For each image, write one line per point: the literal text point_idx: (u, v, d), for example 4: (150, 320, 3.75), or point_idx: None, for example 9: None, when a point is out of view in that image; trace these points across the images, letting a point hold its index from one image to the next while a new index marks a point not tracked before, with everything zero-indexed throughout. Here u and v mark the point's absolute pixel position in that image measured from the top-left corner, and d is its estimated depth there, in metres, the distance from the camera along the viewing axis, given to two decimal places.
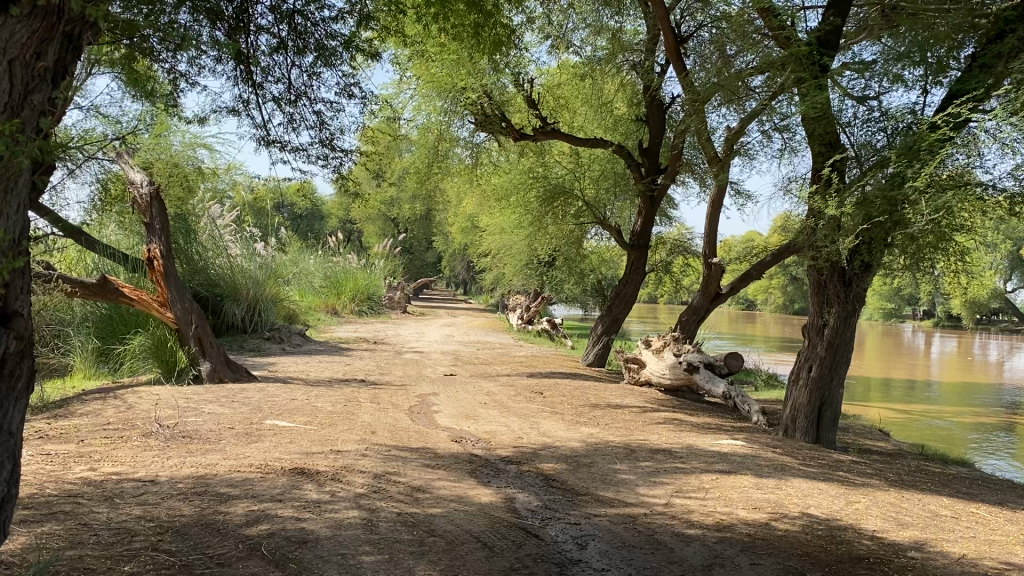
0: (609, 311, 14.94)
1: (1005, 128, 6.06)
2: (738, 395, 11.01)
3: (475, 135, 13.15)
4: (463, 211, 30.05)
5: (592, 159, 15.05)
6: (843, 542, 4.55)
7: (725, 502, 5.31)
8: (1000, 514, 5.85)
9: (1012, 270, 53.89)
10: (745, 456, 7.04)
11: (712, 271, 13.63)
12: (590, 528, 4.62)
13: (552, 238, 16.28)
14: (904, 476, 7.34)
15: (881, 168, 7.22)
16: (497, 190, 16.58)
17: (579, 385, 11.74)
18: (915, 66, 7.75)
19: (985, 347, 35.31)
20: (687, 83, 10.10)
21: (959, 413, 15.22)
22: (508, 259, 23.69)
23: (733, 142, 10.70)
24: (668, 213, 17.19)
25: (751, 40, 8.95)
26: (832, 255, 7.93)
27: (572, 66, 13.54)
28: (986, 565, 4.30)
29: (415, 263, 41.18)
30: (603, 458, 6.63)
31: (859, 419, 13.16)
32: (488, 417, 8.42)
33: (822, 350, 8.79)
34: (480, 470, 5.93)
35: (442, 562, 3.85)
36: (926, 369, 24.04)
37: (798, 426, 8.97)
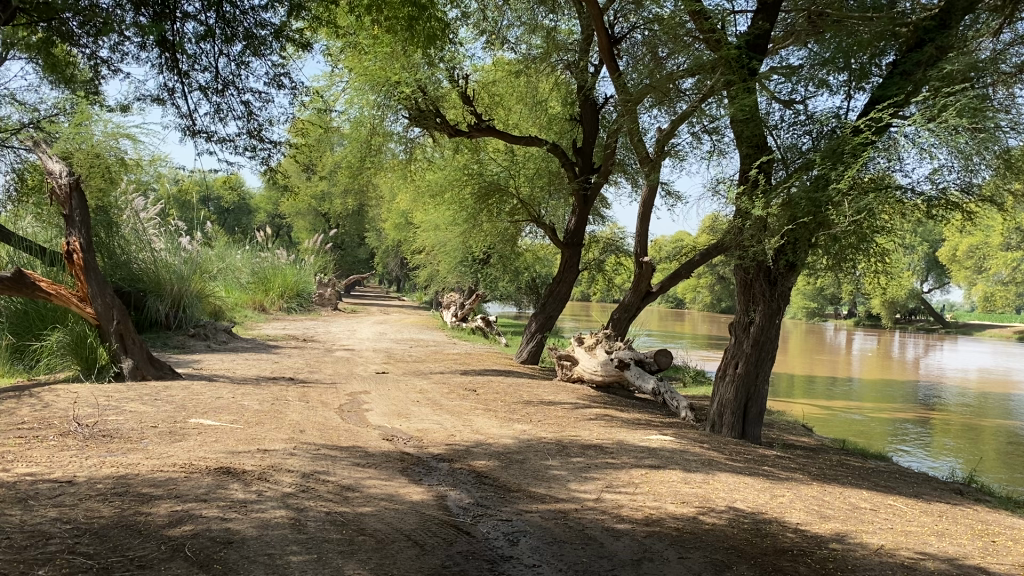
0: (543, 308, 14.98)
1: (923, 133, 6.30)
2: (667, 392, 11.20)
3: (409, 131, 13.05)
4: (397, 207, 29.80)
5: (527, 157, 15.06)
6: (768, 534, 4.65)
7: (655, 496, 5.39)
8: (916, 507, 6.07)
9: (929, 271, 55.97)
10: (674, 452, 7.14)
11: (644, 270, 13.81)
12: (522, 525, 4.63)
13: (486, 236, 16.27)
14: (826, 471, 7.56)
15: (806, 171, 7.40)
16: (431, 187, 16.48)
17: (512, 382, 11.76)
18: (840, 72, 7.94)
19: (904, 347, 35.64)
20: (620, 83, 10.21)
21: (878, 409, 15.81)
22: (442, 256, 23.54)
23: (665, 142, 10.84)
24: (601, 212, 17.35)
25: (683, 42, 9.07)
26: (759, 254, 8.11)
27: (507, 63, 13.57)
28: (903, 555, 4.45)
29: (347, 260, 40.70)
30: (535, 454, 6.65)
31: (785, 415, 13.53)
32: (420, 415, 8.37)
33: (748, 347, 8.98)
34: (411, 469, 5.88)
35: (371, 560, 3.81)
36: (847, 366, 24.84)
37: (725, 421, 9.15)
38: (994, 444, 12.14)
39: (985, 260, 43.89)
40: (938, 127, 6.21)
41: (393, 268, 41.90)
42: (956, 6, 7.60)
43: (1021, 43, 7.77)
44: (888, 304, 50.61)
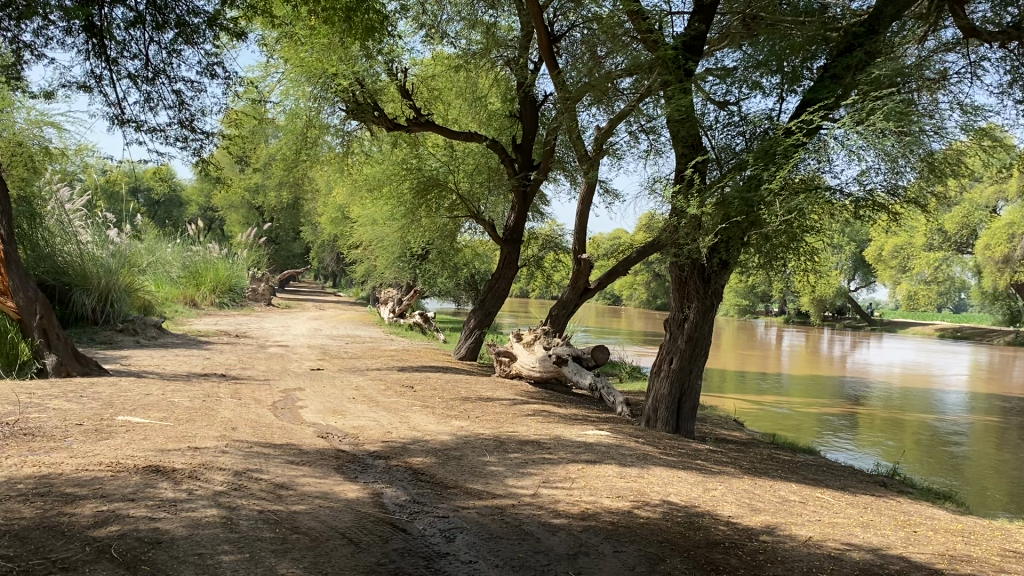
0: (482, 305, 14.97)
1: (852, 135, 6.48)
2: (604, 387, 11.33)
3: (347, 123, 12.88)
4: (333, 201, 29.46)
5: (466, 153, 15.07)
6: (700, 527, 4.73)
7: (591, 491, 5.44)
8: (842, 499, 6.25)
9: (855, 270, 57.68)
10: (610, 446, 7.22)
11: (582, 266, 13.89)
12: (459, 521, 4.62)
13: (425, 231, 16.20)
14: (757, 464, 7.72)
15: (739, 171, 7.53)
16: (368, 180, 16.31)
17: (450, 378, 11.75)
18: (773, 74, 8.10)
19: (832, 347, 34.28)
20: (559, 80, 10.26)
21: (807, 404, 16.20)
22: (379, 251, 23.32)
23: (603, 141, 10.94)
24: (541, 209, 17.41)
25: (621, 42, 9.14)
26: (693, 253, 8.24)
27: (446, 58, 13.50)
28: (830, 546, 4.57)
29: (281, 254, 40.05)
30: (472, 450, 6.64)
31: (718, 410, 13.78)
32: (356, 412, 8.30)
33: (683, 343, 9.13)
34: (347, 466, 5.82)
35: (306, 559, 3.76)
36: (778, 362, 25.43)
37: (659, 415, 9.28)
38: (916, 437, 12.56)
39: (909, 260, 45.48)
40: (867, 130, 6.40)
41: (328, 263, 41.44)
42: (883, 12, 7.84)
43: (944, 51, 8.05)
44: (817, 301, 52.05)
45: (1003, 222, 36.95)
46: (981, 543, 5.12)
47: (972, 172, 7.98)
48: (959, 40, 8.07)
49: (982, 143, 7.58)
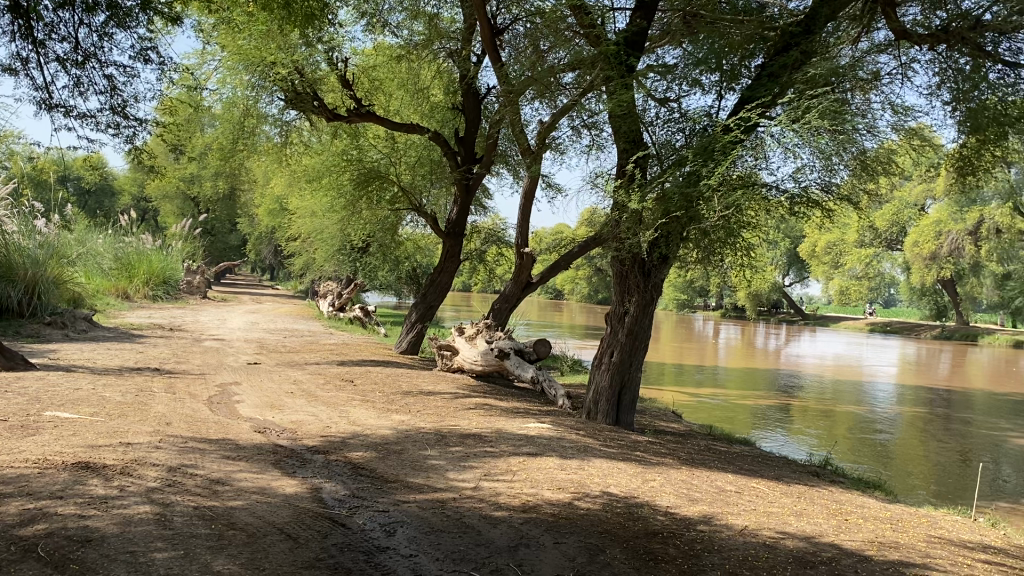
0: (424, 298, 14.89)
1: (788, 133, 6.62)
2: (546, 379, 11.46)
3: (285, 113, 12.65)
4: (271, 192, 29.01)
5: (408, 145, 15.12)
6: (639, 518, 4.79)
7: (532, 483, 5.46)
8: (777, 488, 6.39)
9: (790, 266, 59.04)
10: (551, 439, 7.26)
11: (525, 260, 13.91)
12: (399, 515, 4.59)
13: (365, 223, 16.06)
14: (694, 455, 7.85)
15: (678, 167, 7.63)
16: (307, 171, 16.08)
17: (391, 372, 11.67)
18: (712, 72, 8.23)
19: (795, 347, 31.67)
20: (502, 73, 10.25)
21: (743, 396, 16.53)
22: (318, 243, 22.95)
23: (546, 135, 10.96)
24: (483, 202, 17.39)
25: (562, 36, 9.17)
26: (634, 247, 8.32)
27: (388, 48, 13.36)
28: (764, 535, 4.67)
29: (217, 246, 39.30)
30: (413, 444, 6.61)
31: (656, 402, 13.98)
32: (294, 406, 8.19)
33: (623, 337, 9.21)
34: (285, 461, 5.73)
35: (243, 555, 3.69)
36: (715, 355, 25.93)
37: (600, 408, 9.37)
38: (846, 428, 12.91)
39: (840, 256, 46.75)
40: (802, 128, 6.55)
41: (266, 256, 40.75)
42: (819, 13, 8.04)
43: (877, 52, 8.27)
44: (753, 296, 53.17)
45: (931, 220, 38.35)
46: (908, 530, 5.29)
47: (902, 170, 8.23)
48: (891, 42, 8.31)
49: (911, 142, 7.83)
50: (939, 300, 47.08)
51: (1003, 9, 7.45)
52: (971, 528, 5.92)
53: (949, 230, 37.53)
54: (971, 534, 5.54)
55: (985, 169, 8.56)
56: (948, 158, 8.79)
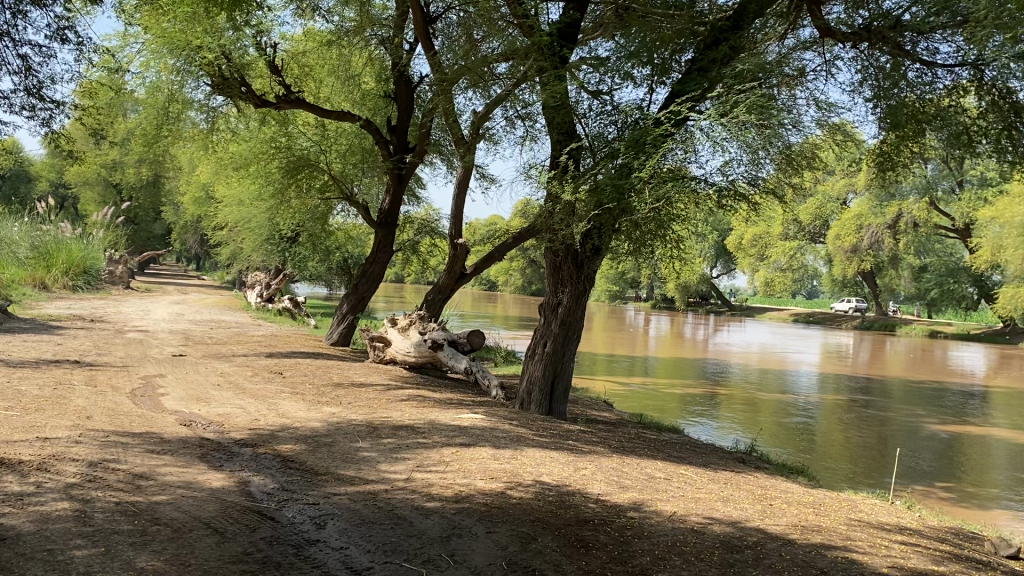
0: (356, 289, 14.73)
1: (717, 127, 6.75)
2: (479, 371, 11.44)
3: (212, 98, 12.33)
4: (197, 179, 28.32)
5: (339, 133, 14.92)
6: (571, 506, 4.83)
7: (464, 473, 5.47)
8: (704, 475, 6.53)
9: (718, 259, 60.18)
10: (484, 430, 7.27)
11: (458, 251, 13.87)
12: (330, 508, 4.54)
13: (295, 213, 15.82)
14: (625, 444, 7.96)
15: (611, 159, 7.71)
16: (234, 159, 15.76)
17: (322, 364, 11.51)
18: (643, 66, 8.34)
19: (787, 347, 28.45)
20: (435, 62, 10.20)
21: (672, 385, 16.83)
22: (246, 233, 22.42)
23: (479, 126, 10.95)
24: (416, 192, 17.27)
25: (497, 26, 9.19)
26: (567, 238, 8.36)
27: (319, 34, 13.15)
28: (693, 520, 4.76)
29: (141, 236, 38.20)
30: (344, 436, 6.55)
31: (589, 392, 14.15)
32: (222, 399, 8.02)
33: (557, 327, 9.25)
34: (211, 455, 5.61)
35: (167, 551, 3.60)
36: (646, 346, 26.32)
37: (533, 398, 9.44)
38: (771, 416, 13.27)
39: (766, 248, 47.83)
40: (730, 122, 6.67)
41: (191, 245, 39.65)
42: (747, 9, 8.22)
43: (802, 48, 8.47)
44: (682, 288, 54.02)
45: (852, 214, 39.55)
46: (829, 514, 5.46)
47: (826, 164, 8.47)
48: (816, 39, 8.53)
49: (835, 137, 8.08)
50: (860, 292, 48.61)
51: (921, 10, 7.73)
52: (889, 511, 6.15)
53: (869, 224, 38.66)
54: (888, 517, 5.75)
55: (903, 165, 8.88)
56: (868, 154, 9.08)
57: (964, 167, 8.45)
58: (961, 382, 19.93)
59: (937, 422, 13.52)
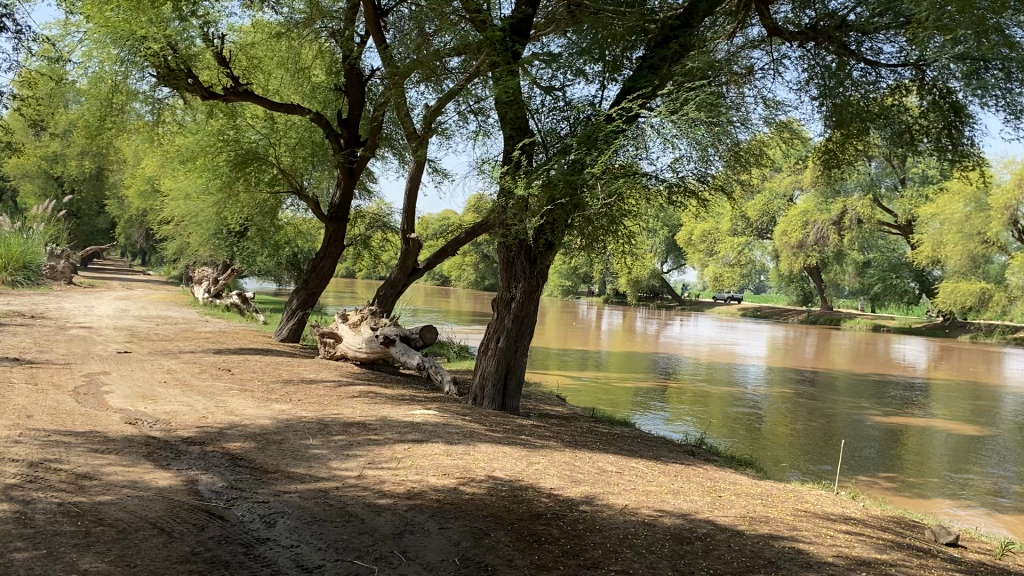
0: (305, 285, 14.55)
1: (667, 124, 6.81)
2: (432, 366, 11.41)
3: (157, 90, 12.05)
4: (142, 172, 27.74)
5: (288, 126, 14.75)
6: (524, 500, 4.85)
7: (417, 469, 5.45)
8: (655, 468, 6.61)
9: (669, 254, 60.88)
10: (436, 425, 7.25)
11: (410, 246, 13.79)
12: (280, 506, 4.48)
13: (244, 207, 15.56)
14: (577, 438, 8.00)
15: (564, 155, 7.72)
16: (180, 152, 15.48)
17: (271, 361, 11.36)
18: (595, 62, 8.39)
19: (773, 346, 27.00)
20: (386, 55, 10.12)
21: (624, 379, 16.95)
22: (192, 227, 21.94)
23: (431, 120, 10.89)
24: (367, 186, 17.13)
25: (449, 20, 9.04)
26: (520, 233, 8.37)
27: (268, 25, 12.95)
28: (644, 514, 4.81)
29: (83, 230, 37.30)
30: (294, 433, 6.47)
31: (542, 386, 14.18)
32: (168, 396, 7.87)
33: (510, 323, 9.25)
34: (157, 454, 5.50)
35: (112, 552, 3.52)
36: (598, 340, 26.49)
37: (486, 393, 9.44)
38: (721, 408, 13.47)
39: (714, 244, 48.48)
40: (680, 120, 6.76)
41: (135, 239, 38.81)
42: (697, 7, 8.32)
43: (751, 47, 8.59)
44: (633, 283, 54.49)
45: (798, 210, 40.31)
46: (777, 505, 5.57)
47: (773, 162, 8.62)
48: (764, 38, 8.65)
49: (782, 135, 8.22)
50: (805, 287, 49.55)
51: (865, 11, 7.89)
52: (834, 501, 6.29)
53: (814, 220, 39.41)
54: (834, 507, 5.88)
55: (848, 162, 9.08)
56: (814, 152, 9.28)
57: (906, 165, 8.67)
58: (902, 374, 20.47)
59: (880, 414, 13.85)
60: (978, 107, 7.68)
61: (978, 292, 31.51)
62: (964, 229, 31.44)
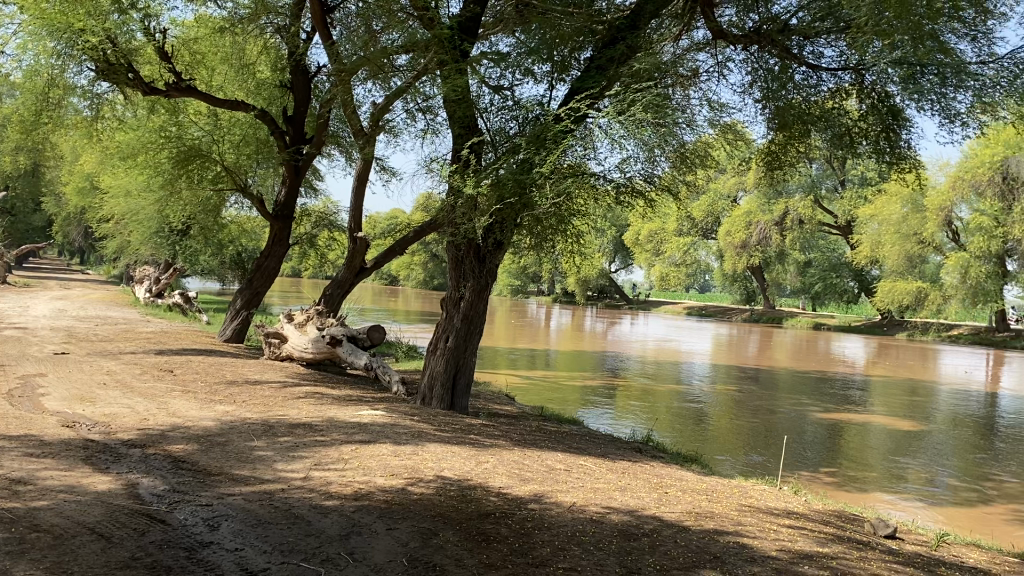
0: (250, 285, 14.32)
1: (615, 125, 6.87)
2: (379, 366, 11.31)
3: (96, 84, 11.75)
4: (80, 168, 27.06)
5: (232, 123, 14.55)
6: (472, 500, 4.84)
7: (364, 471, 5.40)
8: (603, 465, 6.66)
9: (616, 253, 61.32)
10: (384, 426, 7.20)
11: (357, 245, 13.64)
12: (224, 509, 4.41)
13: (186, 205, 15.25)
14: (526, 436, 8.01)
15: (512, 154, 7.74)
16: (120, 148, 15.14)
17: (215, 361, 11.15)
18: (543, 62, 8.40)
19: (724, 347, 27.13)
20: (333, 52, 10.02)
21: (573, 378, 17.02)
22: (133, 225, 21.42)
23: (378, 118, 10.82)
24: (314, 184, 16.93)
25: (396, 17, 9.04)
26: (469, 232, 8.35)
27: (210, 20, 12.73)
28: (593, 511, 4.85)
29: (18, 228, 36.21)
30: (239, 435, 6.37)
31: (490, 386, 14.16)
32: (107, 398, 7.68)
33: (459, 322, 9.23)
34: (96, 457, 5.37)
35: (47, 559, 3.43)
36: (546, 339, 26.51)
37: (434, 394, 9.41)
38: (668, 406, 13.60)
39: (661, 244, 48.98)
40: (628, 120, 6.82)
41: (74, 237, 37.84)
42: (644, 9, 8.40)
43: (696, 50, 8.73)
44: (581, 282, 54.86)
45: (742, 211, 40.98)
46: (722, 500, 5.66)
47: (718, 163, 8.76)
48: (709, 40, 8.78)
49: (726, 137, 8.35)
50: (749, 286, 50.08)
51: (807, 15, 8.06)
52: (777, 496, 6.41)
53: (757, 221, 40.08)
54: (777, 502, 5.99)
55: (790, 164, 9.28)
56: (758, 153, 9.44)
57: (845, 167, 8.87)
58: (841, 372, 20.93)
59: (822, 410, 14.12)
60: (914, 111, 7.88)
61: (914, 291, 32.38)
62: (902, 230, 32.26)
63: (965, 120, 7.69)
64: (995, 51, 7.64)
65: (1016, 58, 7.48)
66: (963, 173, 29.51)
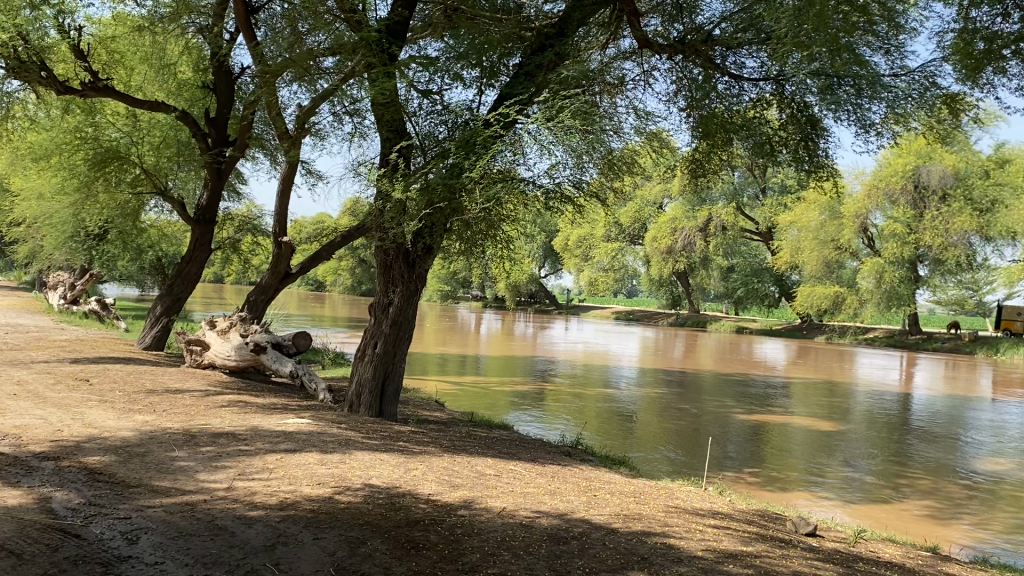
0: (169, 289, 13.91)
1: (543, 131, 6.93)
2: (305, 373, 11.20)
3: (7, 82, 11.31)
4: None
5: (152, 125, 14.18)
6: (400, 507, 4.79)
7: (289, 480, 5.30)
8: (532, 469, 6.68)
9: (546, 258, 61.75)
10: (311, 434, 7.09)
11: (283, 250, 13.42)
12: (142, 521, 4.27)
13: (103, 209, 14.76)
14: (456, 442, 7.99)
15: (442, 159, 7.72)
16: (32, 149, 14.58)
17: (133, 370, 10.81)
18: (472, 67, 8.38)
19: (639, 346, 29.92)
20: (257, 53, 9.85)
21: (501, 382, 17.08)
22: (46, 229, 20.62)
23: (304, 121, 10.68)
24: (236, 186, 16.59)
25: (323, 19, 8.81)
26: (397, 237, 8.27)
27: (128, 18, 12.39)
28: (521, 515, 4.85)
29: None
30: (158, 446, 6.19)
31: (419, 392, 14.10)
32: (18, 409, 7.37)
33: (387, 328, 9.15)
34: (6, 470, 5.14)
35: None
36: (477, 339, 28.82)
37: (362, 401, 9.32)
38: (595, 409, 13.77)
39: (590, 249, 49.40)
40: (557, 127, 6.90)
41: None
42: (571, 17, 8.48)
43: (622, 58, 8.85)
44: (512, 288, 55.01)
45: (668, 217, 41.70)
46: (649, 502, 5.73)
47: (644, 170, 8.90)
48: (635, 49, 8.92)
49: (651, 144, 8.49)
50: (675, 290, 50.84)
51: (729, 26, 8.25)
52: (703, 497, 6.52)
53: (682, 227, 40.73)
54: (703, 503, 6.10)
55: (714, 171, 9.49)
56: (683, 161, 9.65)
57: (766, 175, 9.12)
58: (762, 373, 21.52)
59: (744, 412, 14.45)
60: (831, 121, 8.14)
61: (832, 296, 33.46)
62: (820, 236, 33.23)
63: (879, 130, 7.99)
64: (907, 63, 7.92)
65: (926, 72, 7.76)
66: (878, 182, 30.57)
